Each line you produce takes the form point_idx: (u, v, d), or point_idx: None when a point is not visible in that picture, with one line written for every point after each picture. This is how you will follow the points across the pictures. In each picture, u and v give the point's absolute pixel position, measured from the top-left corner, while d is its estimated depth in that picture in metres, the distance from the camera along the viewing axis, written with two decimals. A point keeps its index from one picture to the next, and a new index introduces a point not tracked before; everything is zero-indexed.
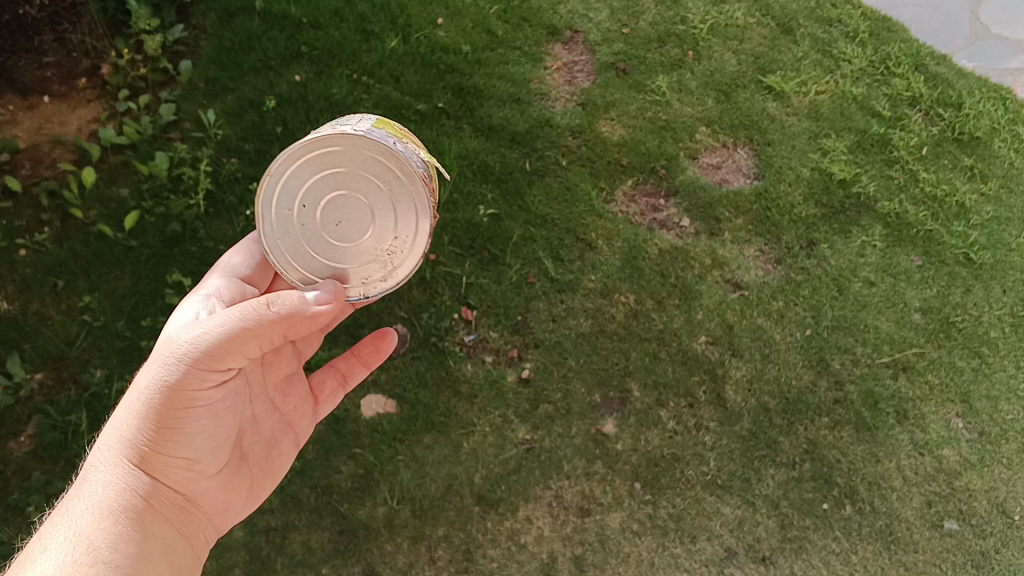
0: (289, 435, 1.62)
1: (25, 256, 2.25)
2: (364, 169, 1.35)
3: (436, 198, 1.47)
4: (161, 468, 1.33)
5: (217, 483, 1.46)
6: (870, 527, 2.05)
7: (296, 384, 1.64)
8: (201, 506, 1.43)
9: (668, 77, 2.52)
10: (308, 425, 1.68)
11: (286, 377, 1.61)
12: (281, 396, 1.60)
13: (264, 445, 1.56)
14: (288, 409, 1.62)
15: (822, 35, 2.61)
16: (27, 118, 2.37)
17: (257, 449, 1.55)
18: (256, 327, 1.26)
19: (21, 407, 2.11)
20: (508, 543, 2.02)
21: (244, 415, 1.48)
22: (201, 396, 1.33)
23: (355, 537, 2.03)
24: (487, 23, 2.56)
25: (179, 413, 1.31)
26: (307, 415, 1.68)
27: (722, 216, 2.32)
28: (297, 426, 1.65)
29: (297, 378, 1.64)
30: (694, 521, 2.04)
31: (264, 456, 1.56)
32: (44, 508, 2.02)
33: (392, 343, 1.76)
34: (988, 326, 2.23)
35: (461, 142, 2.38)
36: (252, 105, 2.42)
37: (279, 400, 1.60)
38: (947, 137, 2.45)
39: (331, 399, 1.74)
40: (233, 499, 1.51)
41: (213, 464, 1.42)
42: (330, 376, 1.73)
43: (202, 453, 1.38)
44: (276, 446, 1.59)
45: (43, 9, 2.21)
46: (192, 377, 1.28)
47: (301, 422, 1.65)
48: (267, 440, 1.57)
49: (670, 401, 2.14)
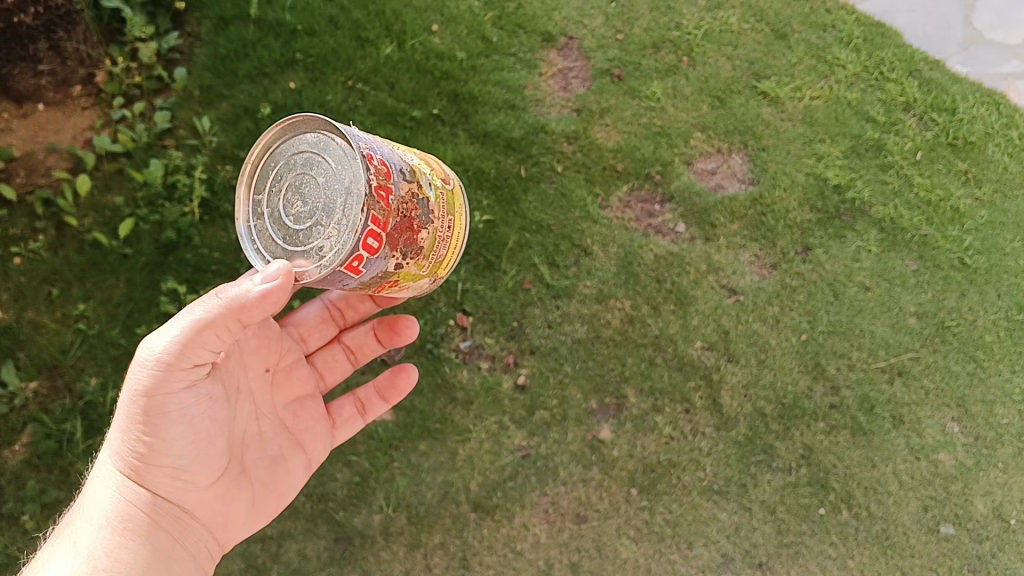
0: (297, 455, 1.67)
1: (19, 264, 2.25)
2: (322, 145, 1.37)
3: (403, 202, 1.41)
4: (145, 477, 1.41)
5: (215, 492, 1.51)
6: (867, 533, 2.06)
7: (307, 406, 1.71)
8: (198, 518, 1.49)
9: (663, 83, 2.50)
10: (322, 447, 1.74)
11: (296, 399, 1.69)
12: (292, 416, 1.68)
13: (269, 463, 1.61)
14: (298, 429, 1.68)
15: (815, 40, 2.57)
16: (21, 126, 2.38)
17: (259, 465, 1.59)
18: (210, 323, 1.28)
19: (15, 415, 2.12)
20: (504, 550, 2.03)
21: (239, 429, 1.54)
22: (174, 401, 1.37)
23: (351, 545, 2.05)
24: (482, 31, 2.54)
25: (155, 420, 1.36)
26: (321, 437, 1.73)
27: (716, 222, 2.32)
28: (310, 447, 1.71)
29: (309, 400, 1.71)
30: (691, 527, 2.05)
31: (269, 473, 1.61)
32: (38, 518, 2.03)
33: (411, 379, 1.82)
34: (983, 330, 2.23)
35: (457, 149, 2.39)
36: (247, 113, 2.42)
37: (289, 420, 1.67)
38: (941, 142, 2.45)
39: (348, 427, 1.80)
40: (237, 509, 1.56)
41: (204, 476, 1.46)
42: (348, 403, 1.79)
43: (187, 461, 1.42)
44: (284, 465, 1.64)
45: (38, 17, 2.20)
46: (162, 385, 1.34)
47: (313, 443, 1.71)
48: (273, 458, 1.62)
49: (667, 407, 2.14)
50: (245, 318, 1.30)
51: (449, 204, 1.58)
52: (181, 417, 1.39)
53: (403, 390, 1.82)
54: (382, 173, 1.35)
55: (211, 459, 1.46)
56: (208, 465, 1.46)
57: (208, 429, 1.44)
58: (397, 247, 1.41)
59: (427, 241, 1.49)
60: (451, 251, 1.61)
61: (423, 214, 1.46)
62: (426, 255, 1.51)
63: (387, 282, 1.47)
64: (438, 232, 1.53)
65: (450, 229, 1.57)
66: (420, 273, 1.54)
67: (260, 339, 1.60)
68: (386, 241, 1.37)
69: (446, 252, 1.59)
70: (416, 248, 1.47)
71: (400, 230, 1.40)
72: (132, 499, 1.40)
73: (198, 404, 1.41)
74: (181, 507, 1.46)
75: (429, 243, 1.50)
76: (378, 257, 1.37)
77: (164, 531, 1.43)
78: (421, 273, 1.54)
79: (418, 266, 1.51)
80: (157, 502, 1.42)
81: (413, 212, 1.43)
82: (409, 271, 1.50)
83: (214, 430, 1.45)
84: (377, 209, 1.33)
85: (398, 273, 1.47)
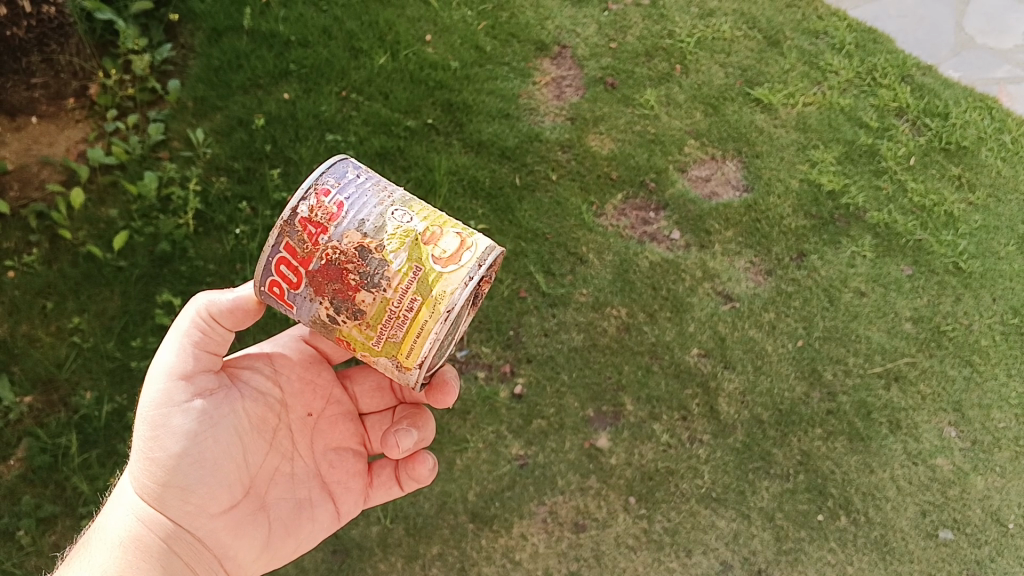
0: (327, 502, 1.52)
1: (13, 278, 2.23)
2: None
3: (339, 247, 1.26)
4: (156, 497, 1.37)
5: (228, 526, 1.41)
6: (866, 538, 2.04)
7: (346, 458, 1.56)
8: (210, 549, 1.41)
9: (656, 91, 2.53)
10: (354, 503, 1.56)
11: (337, 448, 1.55)
12: (327, 464, 1.53)
13: (295, 504, 1.48)
14: (332, 478, 1.53)
15: (808, 47, 2.64)
16: (14, 138, 2.36)
17: (281, 505, 1.46)
18: (200, 325, 1.38)
19: (10, 430, 2.08)
20: (502, 560, 1.99)
21: (261, 466, 1.44)
22: (179, 417, 1.36)
23: (349, 557, 1.99)
24: (475, 40, 2.58)
25: (160, 433, 1.36)
26: (355, 493, 1.56)
27: (711, 228, 2.32)
28: (342, 501, 1.55)
29: (349, 454, 1.56)
30: (689, 535, 2.02)
31: (291, 515, 1.47)
32: (33, 532, 1.99)
33: (426, 470, 1.57)
34: (979, 335, 2.24)
35: (451, 158, 2.38)
36: (241, 124, 2.42)
37: (322, 467, 1.52)
38: (934, 147, 2.48)
39: (385, 491, 1.61)
40: (252, 551, 1.44)
41: (214, 501, 1.38)
42: (387, 466, 1.60)
43: (196, 483, 1.36)
44: (311, 509, 1.50)
45: (30, 31, 2.27)
46: (168, 397, 1.36)
47: (346, 497, 1.55)
48: (298, 500, 1.48)
49: (664, 415, 2.13)
50: (228, 327, 1.41)
51: (425, 286, 1.26)
52: (186, 435, 1.36)
53: (425, 477, 1.58)
54: (321, 211, 1.27)
55: (223, 484, 1.39)
56: (218, 489, 1.38)
57: (219, 451, 1.38)
58: (324, 295, 1.29)
59: (372, 309, 1.28)
60: (417, 341, 1.27)
61: (368, 275, 1.26)
62: (374, 325, 1.29)
63: (339, 337, 1.33)
64: (392, 305, 1.27)
65: (414, 313, 1.27)
66: (371, 346, 1.31)
67: (302, 380, 1.53)
68: (307, 280, 1.29)
69: (409, 339, 1.28)
70: (353, 309, 1.28)
71: (328, 277, 1.27)
72: (145, 519, 1.38)
73: (205, 423, 1.37)
74: (194, 533, 1.39)
75: (376, 313, 1.28)
76: (302, 296, 1.30)
77: (172, 553, 1.37)
78: (371, 346, 1.31)
79: (364, 333, 1.30)
80: (167, 523, 1.38)
81: (351, 266, 1.26)
82: (354, 335, 1.31)
83: (225, 452, 1.39)
84: (295, 239, 1.28)
85: (341, 331, 1.31)
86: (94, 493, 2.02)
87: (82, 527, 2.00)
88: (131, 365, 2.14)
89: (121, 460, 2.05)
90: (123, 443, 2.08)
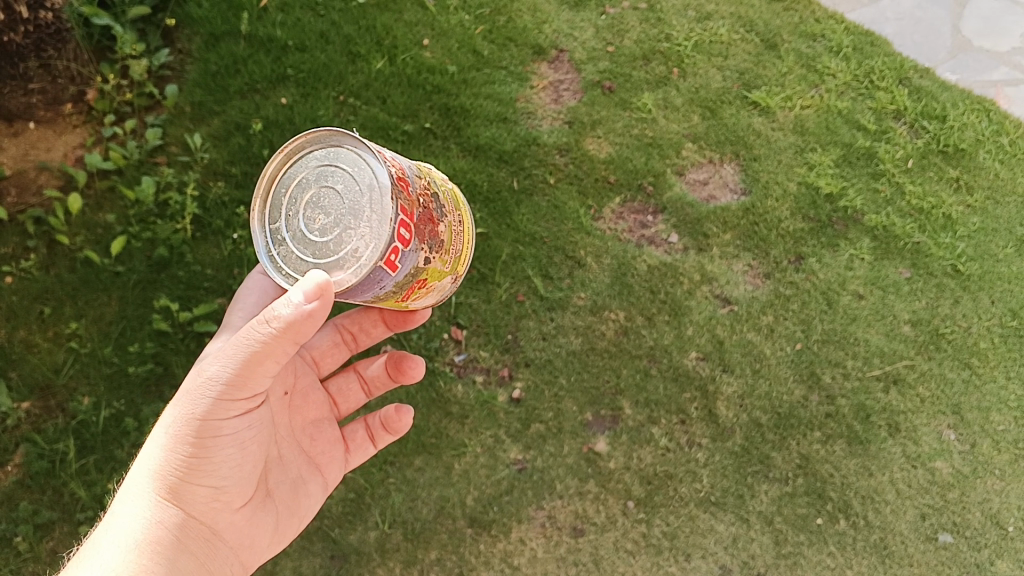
0: (317, 477, 1.60)
1: (11, 283, 2.23)
2: (337, 155, 1.29)
3: (417, 193, 1.32)
4: (180, 497, 1.32)
5: (242, 517, 1.42)
6: (864, 542, 2.03)
7: (324, 429, 1.65)
8: (226, 542, 1.40)
9: (653, 95, 2.53)
10: (338, 471, 1.66)
11: (314, 421, 1.63)
12: (309, 439, 1.61)
13: (291, 485, 1.54)
14: (317, 452, 1.61)
15: (805, 50, 2.64)
16: (12, 144, 2.36)
17: (282, 487, 1.52)
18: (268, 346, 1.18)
19: (8, 436, 2.08)
20: (500, 565, 1.98)
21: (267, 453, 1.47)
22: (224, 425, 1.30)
23: (347, 562, 1.99)
24: (473, 44, 2.58)
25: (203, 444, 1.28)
26: (338, 460, 1.66)
27: (709, 232, 2.32)
28: (327, 470, 1.63)
29: (326, 424, 1.65)
30: (688, 539, 2.02)
31: (291, 495, 1.53)
32: (31, 539, 1.98)
33: (407, 421, 1.69)
34: (977, 337, 2.24)
35: (449, 162, 2.39)
36: (239, 128, 2.42)
37: (307, 443, 1.60)
38: (932, 150, 2.49)
39: (361, 452, 1.71)
40: (261, 536, 1.47)
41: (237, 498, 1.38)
42: (360, 427, 1.70)
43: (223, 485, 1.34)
44: (305, 485, 1.57)
45: (27, 36, 2.24)
46: (212, 405, 1.27)
47: (330, 466, 1.64)
48: (294, 480, 1.54)
49: (662, 418, 2.12)
50: (300, 340, 1.19)
51: (455, 204, 1.50)
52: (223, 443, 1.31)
53: (404, 427, 1.70)
54: (396, 170, 1.28)
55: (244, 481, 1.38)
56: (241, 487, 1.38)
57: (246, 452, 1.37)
58: (424, 240, 1.32)
59: (446, 237, 1.41)
60: (466, 248, 1.52)
61: (439, 210, 1.40)
62: (448, 251, 1.43)
63: (417, 283, 1.37)
64: (453, 226, 1.45)
65: (462, 226, 1.49)
66: (444, 271, 1.44)
67: None
68: (415, 233, 1.29)
69: (463, 249, 1.50)
70: (439, 243, 1.38)
71: (424, 223, 1.32)
72: (163, 520, 1.31)
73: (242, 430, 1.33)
74: (211, 526, 1.37)
75: (448, 239, 1.42)
76: (411, 251, 1.28)
77: (192, 552, 1.33)
78: (444, 271, 1.44)
79: (442, 263, 1.41)
80: (189, 525, 1.33)
81: (429, 205, 1.36)
82: (436, 269, 1.40)
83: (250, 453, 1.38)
84: (402, 199, 1.25)
85: (426, 271, 1.37)
86: (93, 500, 2.01)
87: (81, 533, 1.99)
88: (128, 370, 2.13)
89: (119, 466, 2.04)
90: (121, 448, 2.07)
